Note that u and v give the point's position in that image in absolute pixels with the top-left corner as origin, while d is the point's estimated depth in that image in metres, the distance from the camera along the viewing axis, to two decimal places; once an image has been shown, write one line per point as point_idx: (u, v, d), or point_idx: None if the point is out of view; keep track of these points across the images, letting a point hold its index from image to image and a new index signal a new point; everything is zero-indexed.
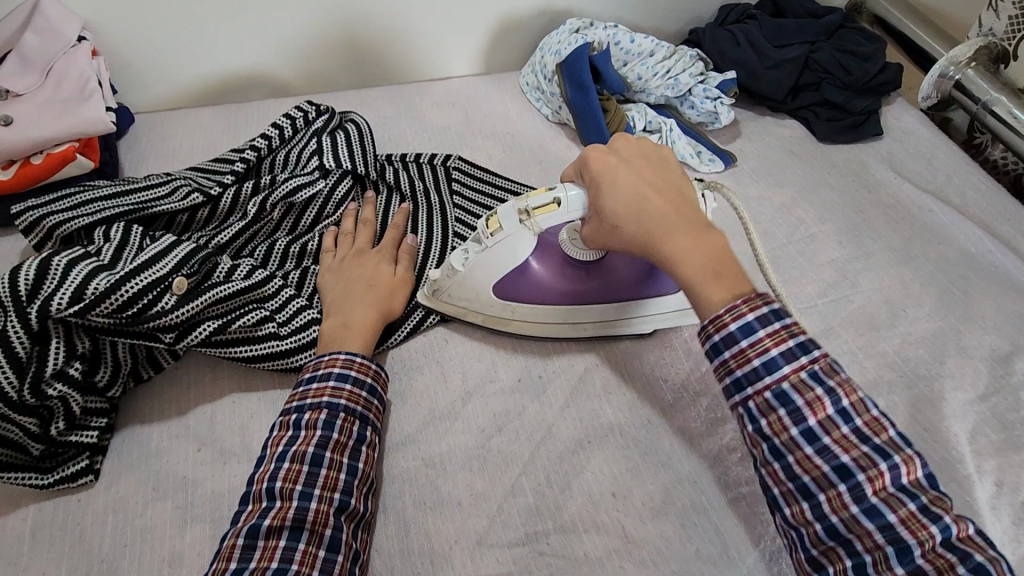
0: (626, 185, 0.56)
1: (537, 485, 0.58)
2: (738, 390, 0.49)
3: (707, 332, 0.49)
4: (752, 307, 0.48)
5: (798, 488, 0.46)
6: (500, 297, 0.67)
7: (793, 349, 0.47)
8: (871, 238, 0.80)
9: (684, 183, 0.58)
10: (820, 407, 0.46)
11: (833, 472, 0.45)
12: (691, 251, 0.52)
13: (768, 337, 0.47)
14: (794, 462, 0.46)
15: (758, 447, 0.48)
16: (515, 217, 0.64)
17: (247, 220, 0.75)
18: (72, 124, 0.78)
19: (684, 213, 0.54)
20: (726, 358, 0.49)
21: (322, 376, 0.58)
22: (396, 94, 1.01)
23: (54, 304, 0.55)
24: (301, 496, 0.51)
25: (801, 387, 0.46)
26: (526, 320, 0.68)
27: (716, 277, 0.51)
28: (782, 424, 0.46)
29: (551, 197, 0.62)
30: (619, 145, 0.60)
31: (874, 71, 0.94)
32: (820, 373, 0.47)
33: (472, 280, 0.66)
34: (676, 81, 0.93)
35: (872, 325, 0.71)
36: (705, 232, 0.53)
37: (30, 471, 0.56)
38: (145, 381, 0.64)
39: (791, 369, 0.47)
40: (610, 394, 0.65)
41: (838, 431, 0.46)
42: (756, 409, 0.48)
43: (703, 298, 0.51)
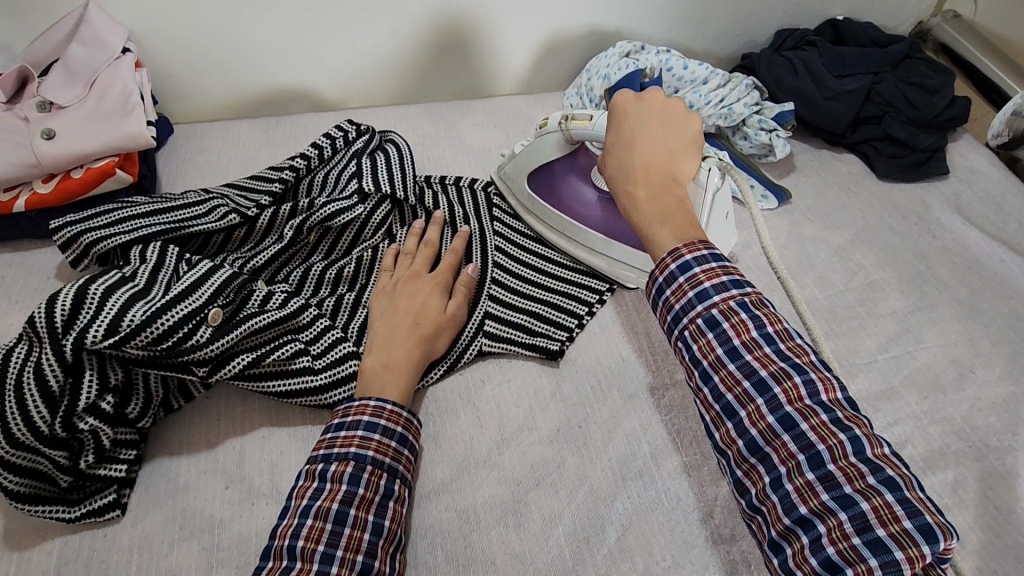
0: (624, 137, 0.61)
1: (576, 548, 0.55)
2: (675, 323, 0.52)
3: (654, 274, 0.53)
4: (692, 249, 0.52)
5: (724, 410, 0.49)
6: (532, 188, 0.79)
7: (725, 284, 0.50)
8: (937, 288, 0.75)
9: (688, 144, 0.61)
10: (743, 329, 0.49)
11: (752, 388, 0.47)
12: (649, 202, 0.57)
13: (704, 273, 0.51)
14: (719, 381, 0.49)
15: (694, 377, 0.51)
16: (559, 119, 0.71)
17: (284, 243, 0.73)
18: (113, 138, 0.77)
19: (660, 169, 0.59)
20: (667, 296, 0.52)
21: (351, 424, 0.55)
22: (436, 113, 0.99)
23: (89, 336, 0.54)
24: (322, 558, 0.48)
25: (728, 313, 0.49)
26: (543, 224, 0.79)
27: (667, 223, 0.55)
28: (710, 346, 0.49)
29: (589, 113, 0.68)
30: (648, 95, 0.62)
31: (941, 106, 0.89)
32: (748, 304, 0.50)
33: (518, 164, 0.78)
34: (730, 110, 0.88)
35: (938, 387, 0.66)
36: (670, 190, 0.58)
37: (57, 504, 0.55)
38: (175, 410, 0.63)
39: (721, 298, 0.50)
40: (655, 449, 0.61)
41: (760, 351, 0.48)
42: (691, 336, 0.50)
43: (651, 237, 0.56)
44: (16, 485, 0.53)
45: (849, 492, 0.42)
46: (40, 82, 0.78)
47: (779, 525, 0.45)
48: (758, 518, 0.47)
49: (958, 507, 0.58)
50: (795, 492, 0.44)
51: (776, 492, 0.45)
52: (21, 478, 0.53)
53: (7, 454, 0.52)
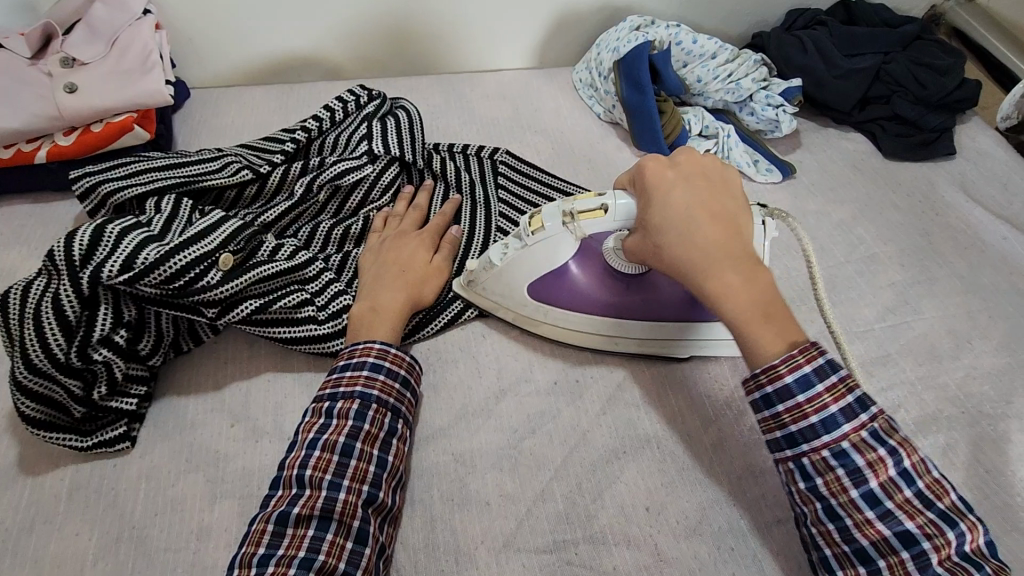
0: (680, 209, 0.51)
1: (568, 492, 0.57)
2: (791, 444, 0.47)
3: (758, 381, 0.48)
4: (808, 358, 0.46)
5: (854, 552, 0.46)
6: (536, 298, 0.65)
7: (853, 408, 0.46)
8: (938, 263, 0.76)
9: (743, 205, 0.54)
10: (882, 469, 0.45)
11: (895, 538, 0.45)
12: (743, 291, 0.48)
13: (828, 392, 0.46)
14: (851, 523, 0.46)
15: (810, 504, 0.48)
16: (559, 219, 0.60)
17: (294, 200, 0.75)
18: (132, 95, 0.79)
19: (740, 250, 0.50)
20: (779, 412, 0.47)
21: (357, 364, 0.57)
22: (447, 84, 1.00)
23: (105, 271, 0.56)
24: (330, 485, 0.50)
25: (862, 448, 0.45)
26: (561, 328, 0.66)
27: (769, 321, 0.48)
28: (841, 484, 0.46)
29: (599, 202, 0.58)
30: (682, 160, 0.54)
31: (950, 87, 0.89)
32: (880, 433, 0.46)
33: (508, 278, 0.64)
34: (737, 86, 0.89)
35: (934, 355, 0.67)
36: (760, 273, 0.49)
37: (70, 433, 0.57)
38: (185, 352, 0.65)
39: (853, 429, 0.45)
40: (649, 405, 0.62)
41: (900, 495, 0.45)
42: (813, 468, 0.47)
43: (752, 341, 0.48)
44: (31, 410, 0.56)
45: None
46: (63, 40, 0.80)
47: None
48: None
49: (949, 468, 0.59)
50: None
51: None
52: (37, 405, 0.56)
53: (25, 380, 0.55)
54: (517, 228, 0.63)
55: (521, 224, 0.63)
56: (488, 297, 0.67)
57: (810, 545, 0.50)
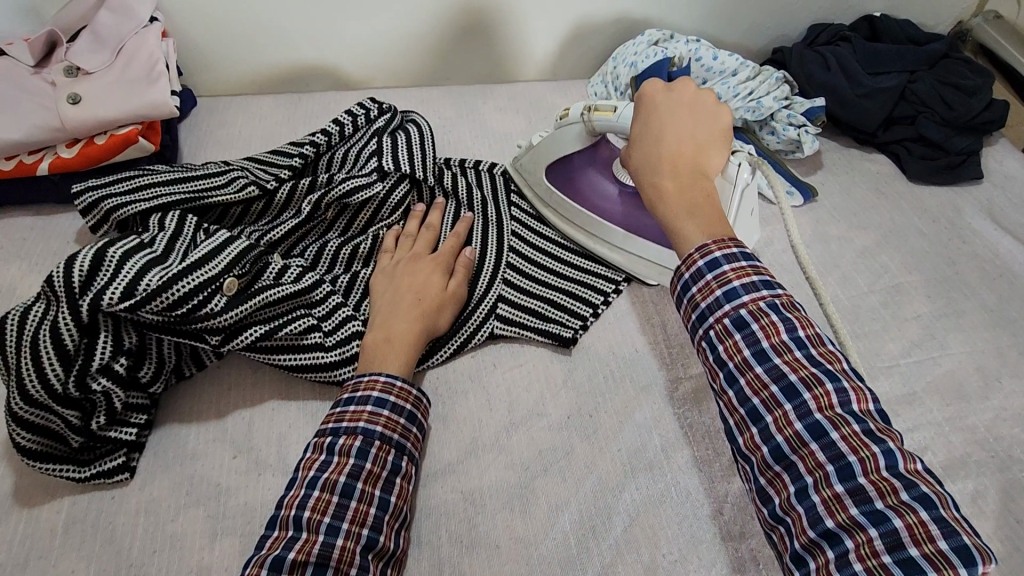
0: (652, 127, 0.58)
1: (582, 537, 0.54)
2: (700, 321, 0.49)
3: (679, 270, 0.50)
4: (721, 246, 0.49)
5: (749, 413, 0.45)
6: (552, 180, 0.76)
7: (756, 284, 0.47)
8: (965, 295, 0.73)
9: (721, 136, 0.57)
10: (774, 331, 0.46)
11: (781, 392, 0.44)
12: (674, 193, 0.54)
13: (732, 271, 0.48)
14: (745, 385, 0.46)
15: (719, 378, 0.48)
16: (580, 110, 0.68)
17: (301, 218, 0.73)
18: (137, 106, 0.77)
19: (690, 162, 0.55)
20: (692, 293, 0.49)
21: (361, 399, 0.55)
22: (459, 95, 0.98)
23: (105, 298, 0.54)
24: (327, 530, 0.48)
25: (758, 314, 0.46)
26: (559, 216, 0.77)
27: (693, 216, 0.52)
28: (737, 347, 0.46)
29: (615, 104, 0.65)
30: (679, 87, 0.59)
31: (978, 109, 0.86)
32: (779, 306, 0.47)
33: (535, 157, 0.76)
34: (758, 104, 0.86)
35: (961, 394, 0.64)
36: (698, 183, 0.54)
37: (67, 464, 0.55)
38: (187, 377, 0.63)
39: (751, 298, 0.47)
40: (666, 442, 0.60)
41: (791, 355, 0.45)
42: (716, 336, 0.48)
43: (675, 231, 0.53)
44: (27, 441, 0.54)
45: (880, 507, 0.39)
46: (67, 47, 0.77)
47: (804, 537, 0.42)
48: (781, 528, 0.44)
49: (979, 518, 0.56)
50: (822, 504, 0.41)
51: (801, 503, 0.42)
52: (34, 436, 0.54)
53: (21, 410, 0.53)
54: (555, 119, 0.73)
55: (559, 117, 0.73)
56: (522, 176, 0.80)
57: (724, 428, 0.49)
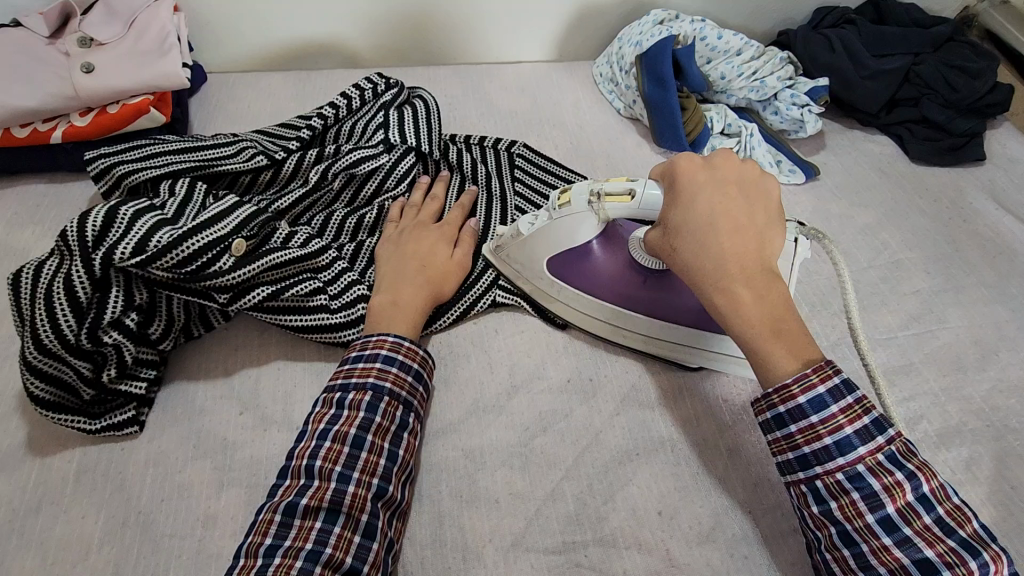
0: (702, 216, 0.51)
1: (580, 493, 0.55)
2: (804, 467, 0.47)
3: (772, 402, 0.48)
4: (822, 378, 0.46)
5: None
6: (554, 275, 0.65)
7: (869, 429, 0.45)
8: (965, 271, 0.74)
9: (773, 215, 0.53)
10: (900, 494, 0.44)
11: (914, 566, 0.43)
12: (753, 305, 0.49)
13: (842, 414, 0.46)
14: (868, 550, 0.45)
15: (825, 529, 0.47)
16: (586, 197, 0.59)
17: (308, 187, 0.74)
18: (149, 77, 0.79)
19: (758, 261, 0.50)
20: (792, 433, 0.47)
21: (369, 356, 0.56)
22: (465, 75, 0.99)
23: (117, 253, 0.56)
24: (339, 478, 0.50)
25: (878, 471, 0.45)
26: (571, 307, 0.66)
27: (781, 338, 0.48)
28: (856, 509, 0.45)
29: (628, 187, 0.57)
30: (718, 164, 0.54)
31: (981, 90, 0.87)
32: (898, 456, 0.45)
33: (531, 248, 0.64)
34: (762, 83, 0.87)
35: (959, 365, 0.65)
36: (773, 285, 0.49)
37: (79, 415, 0.57)
38: (195, 338, 0.64)
39: (868, 451, 0.45)
40: (664, 407, 0.61)
41: (919, 522, 0.44)
42: (826, 490, 0.46)
43: (762, 355, 0.48)
44: (41, 392, 0.56)
45: None
46: (81, 19, 0.79)
47: None
48: None
49: (973, 483, 0.57)
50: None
51: None
52: (47, 386, 0.56)
53: (35, 360, 0.55)
54: (546, 204, 0.63)
55: (551, 199, 0.63)
56: (511, 265, 0.68)
57: (827, 572, 0.48)
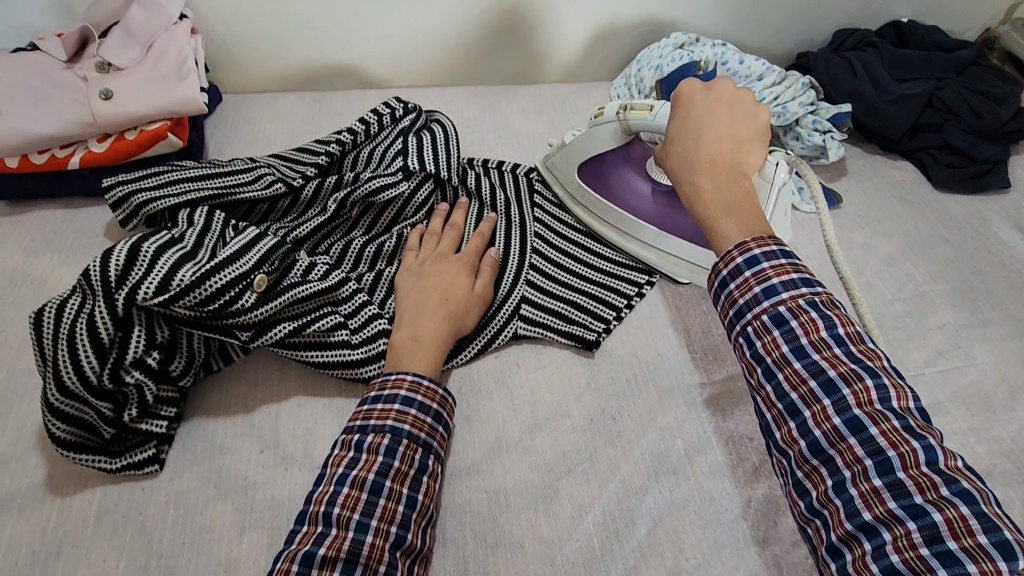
0: (692, 128, 0.59)
1: (605, 538, 0.55)
2: (739, 318, 0.50)
3: (717, 267, 0.52)
4: (760, 244, 0.50)
5: (787, 408, 0.47)
6: (582, 180, 0.78)
7: (795, 281, 0.49)
8: (991, 305, 0.73)
9: (758, 134, 0.58)
10: (813, 329, 0.47)
11: (819, 388, 0.46)
12: (713, 191, 0.55)
13: (773, 269, 0.49)
14: (783, 379, 0.47)
15: (756, 373, 0.50)
16: (616, 109, 0.71)
17: (327, 216, 0.74)
18: (167, 103, 0.78)
19: (729, 161, 0.56)
20: (731, 290, 0.51)
21: (388, 397, 0.56)
22: (482, 94, 0.98)
23: (140, 293, 0.55)
24: (357, 526, 0.49)
25: (798, 311, 0.48)
26: (590, 214, 0.78)
27: (732, 214, 0.53)
28: (776, 343, 0.48)
29: (650, 104, 0.68)
30: (718, 87, 0.60)
31: (1006, 117, 0.85)
32: (819, 304, 0.48)
33: (567, 155, 0.78)
34: (784, 109, 0.86)
35: (987, 404, 0.64)
36: (737, 180, 0.55)
37: (100, 455, 0.56)
38: (214, 372, 0.64)
39: (790, 296, 0.48)
40: (689, 446, 0.60)
41: (829, 352, 0.47)
42: (754, 332, 0.49)
43: (715, 229, 0.54)
44: (62, 431, 0.55)
45: (919, 501, 0.41)
46: (99, 44, 0.78)
47: (841, 530, 0.43)
48: (816, 520, 0.45)
49: None
50: (859, 497, 0.43)
51: (839, 495, 0.44)
52: (68, 426, 0.55)
53: (57, 401, 0.54)
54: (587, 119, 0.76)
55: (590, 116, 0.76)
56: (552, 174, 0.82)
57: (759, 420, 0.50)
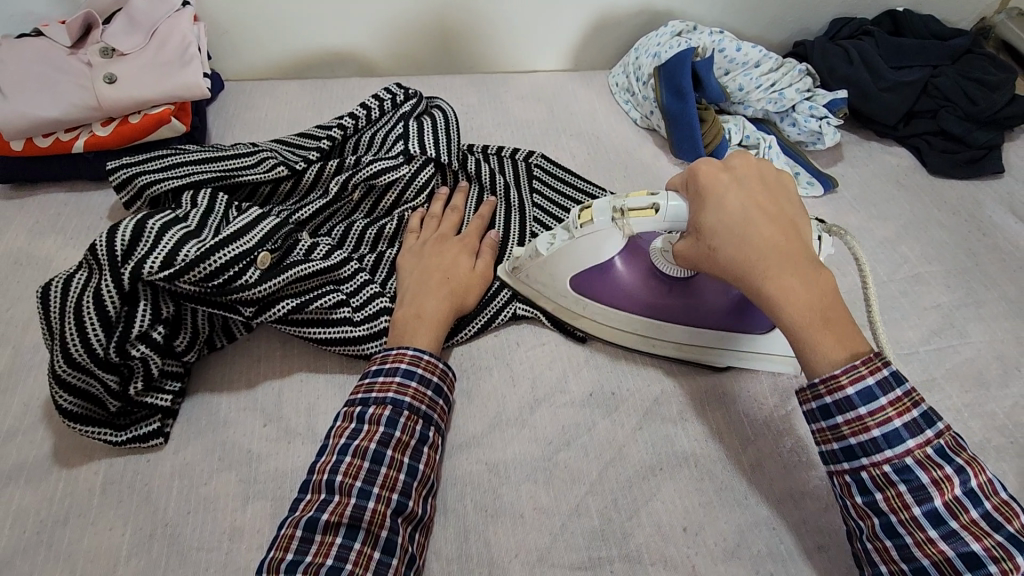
0: (738, 217, 0.52)
1: (604, 508, 0.56)
2: (849, 458, 0.48)
3: (818, 392, 0.48)
4: (871, 369, 0.47)
5: (914, 571, 0.45)
6: (581, 294, 0.65)
7: (918, 423, 0.46)
8: (985, 286, 0.73)
9: (798, 210, 0.55)
10: (947, 487, 0.45)
11: (959, 559, 0.43)
12: (801, 296, 0.49)
13: (891, 406, 0.46)
14: (912, 542, 0.45)
15: (868, 520, 0.47)
16: (609, 213, 0.59)
17: (329, 198, 0.75)
18: (171, 88, 0.79)
19: (797, 253, 0.51)
20: (838, 424, 0.48)
21: (389, 370, 0.57)
22: (482, 83, 0.99)
23: (146, 267, 0.56)
24: (359, 493, 0.50)
25: (927, 464, 0.45)
26: (601, 323, 0.66)
27: (828, 328, 0.49)
28: (903, 501, 0.45)
29: (651, 201, 0.56)
30: (737, 164, 0.55)
31: (1000, 103, 0.86)
32: (946, 450, 0.45)
33: (553, 267, 0.65)
34: (780, 95, 0.88)
35: (980, 381, 0.65)
36: (817, 276, 0.50)
37: (105, 427, 0.57)
38: (218, 349, 0.65)
39: (916, 443, 0.46)
40: (687, 421, 0.61)
41: (966, 516, 0.44)
42: (872, 481, 0.47)
43: (813, 351, 0.49)
44: (68, 404, 0.56)
45: None
46: (104, 30, 0.79)
47: None
48: None
49: None
50: None
51: None
52: (74, 398, 0.56)
53: (64, 373, 0.55)
54: (566, 220, 0.63)
55: (571, 214, 0.63)
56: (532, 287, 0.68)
57: (866, 563, 0.49)
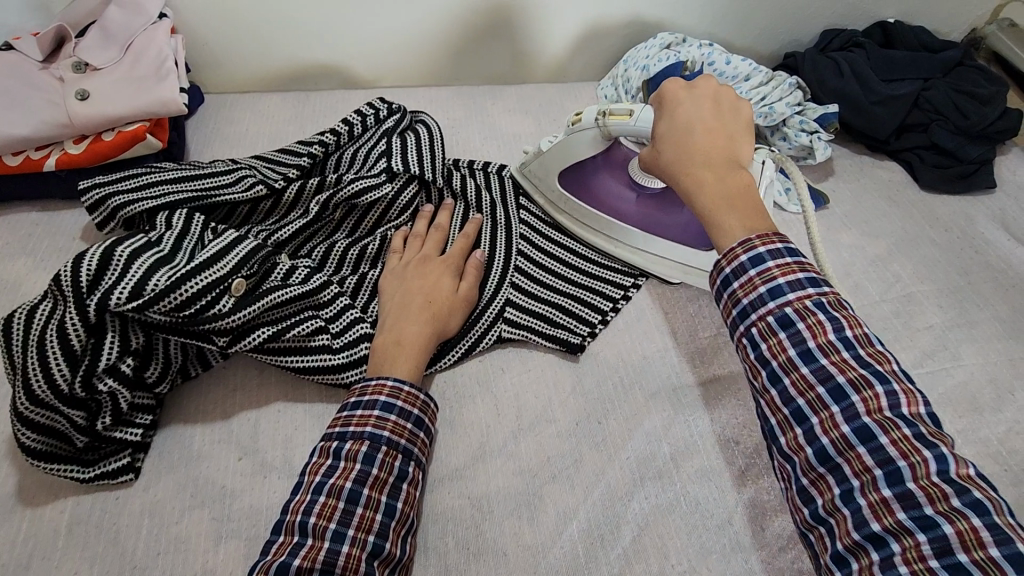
0: (682, 125, 0.57)
1: (590, 544, 0.54)
2: (742, 318, 0.48)
3: (720, 265, 0.49)
4: (765, 241, 0.48)
5: (793, 414, 0.45)
6: (566, 189, 0.76)
7: (801, 281, 0.46)
8: (978, 306, 0.72)
9: (746, 128, 0.58)
10: (820, 331, 0.45)
11: (828, 394, 0.43)
12: (713, 186, 0.52)
13: (778, 268, 0.47)
14: (789, 384, 0.45)
15: (760, 377, 0.47)
16: (594, 115, 0.67)
17: (309, 219, 0.73)
18: (146, 104, 0.77)
19: (726, 154, 0.55)
20: (734, 289, 0.48)
21: (368, 403, 0.55)
22: (468, 95, 0.97)
23: (113, 298, 0.54)
24: (333, 536, 0.48)
25: (804, 313, 0.45)
26: (575, 221, 0.77)
27: (733, 209, 0.51)
28: (782, 346, 0.45)
29: (630, 108, 0.64)
30: (701, 84, 0.59)
31: (992, 118, 0.85)
32: (826, 305, 0.46)
33: (546, 163, 0.75)
34: (771, 110, 0.86)
35: (974, 406, 0.64)
36: (736, 174, 0.53)
37: (72, 464, 0.55)
38: (192, 377, 0.63)
39: (797, 297, 0.46)
40: (676, 450, 0.59)
41: (837, 355, 0.44)
42: (758, 334, 0.47)
43: (717, 226, 0.51)
44: (32, 441, 0.54)
45: (930, 513, 0.39)
46: (76, 43, 0.77)
47: (847, 540, 0.41)
48: (821, 529, 0.43)
49: None
50: (868, 508, 0.41)
51: (847, 505, 0.41)
52: (38, 435, 0.54)
53: (27, 410, 0.53)
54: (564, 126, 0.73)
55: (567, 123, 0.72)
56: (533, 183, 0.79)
57: (762, 423, 0.48)
